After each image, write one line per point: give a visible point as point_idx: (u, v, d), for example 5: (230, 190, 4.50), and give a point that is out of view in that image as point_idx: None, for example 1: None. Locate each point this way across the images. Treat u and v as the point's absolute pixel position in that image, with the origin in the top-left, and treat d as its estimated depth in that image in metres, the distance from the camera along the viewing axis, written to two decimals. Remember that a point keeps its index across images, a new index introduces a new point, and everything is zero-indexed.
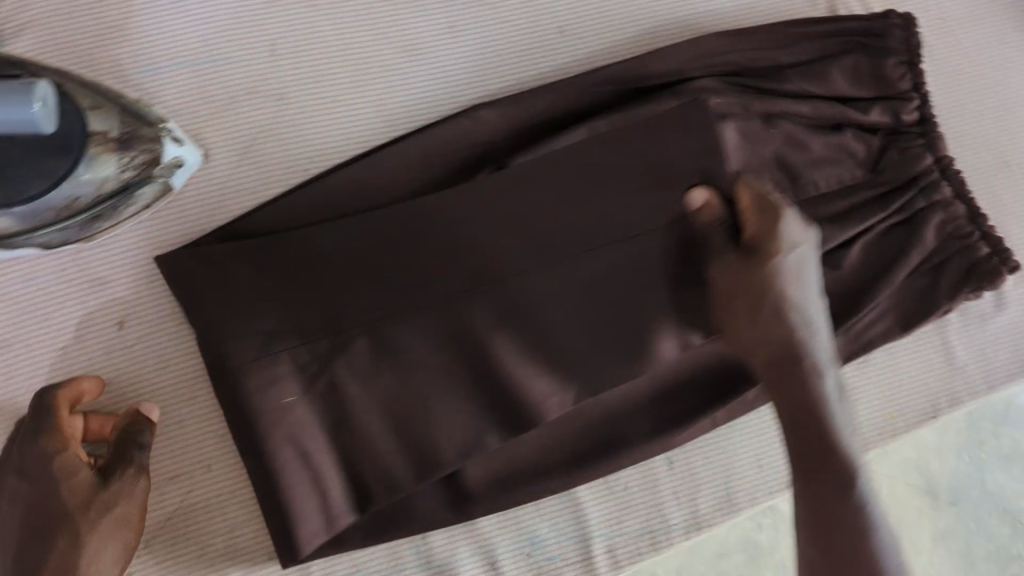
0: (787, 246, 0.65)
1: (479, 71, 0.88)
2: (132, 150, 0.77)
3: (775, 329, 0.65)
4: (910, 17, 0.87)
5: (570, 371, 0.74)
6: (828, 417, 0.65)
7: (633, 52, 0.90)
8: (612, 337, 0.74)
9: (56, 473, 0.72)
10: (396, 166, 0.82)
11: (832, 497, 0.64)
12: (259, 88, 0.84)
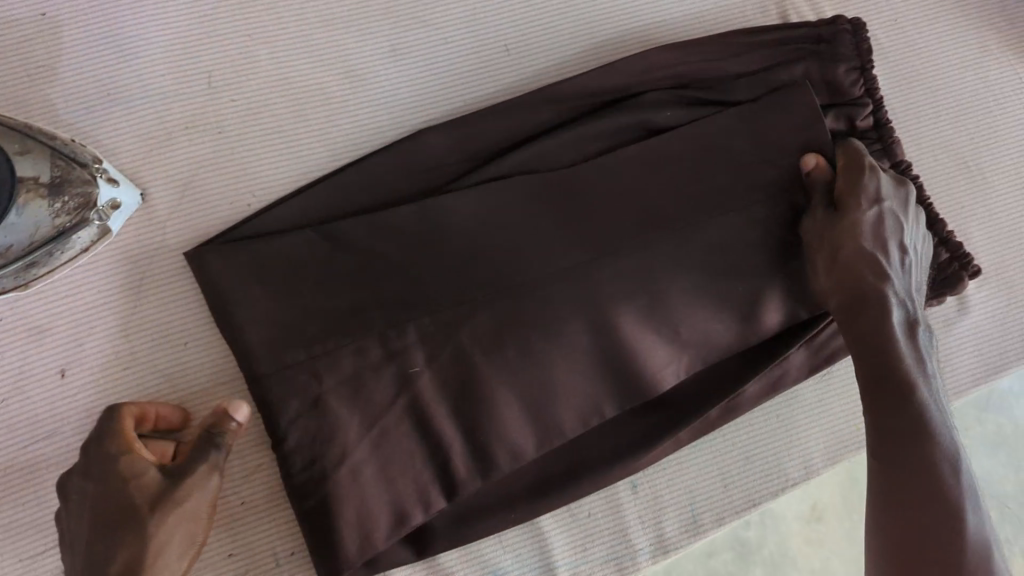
0: (875, 198, 0.74)
1: (425, 95, 0.86)
2: (64, 196, 0.75)
3: (854, 267, 0.71)
4: (860, 22, 0.85)
5: (600, 365, 0.75)
6: (896, 342, 0.66)
7: (579, 67, 0.89)
8: (644, 324, 0.74)
9: (122, 472, 0.66)
10: (380, 179, 0.81)
11: (910, 417, 0.63)
12: (197, 123, 0.82)
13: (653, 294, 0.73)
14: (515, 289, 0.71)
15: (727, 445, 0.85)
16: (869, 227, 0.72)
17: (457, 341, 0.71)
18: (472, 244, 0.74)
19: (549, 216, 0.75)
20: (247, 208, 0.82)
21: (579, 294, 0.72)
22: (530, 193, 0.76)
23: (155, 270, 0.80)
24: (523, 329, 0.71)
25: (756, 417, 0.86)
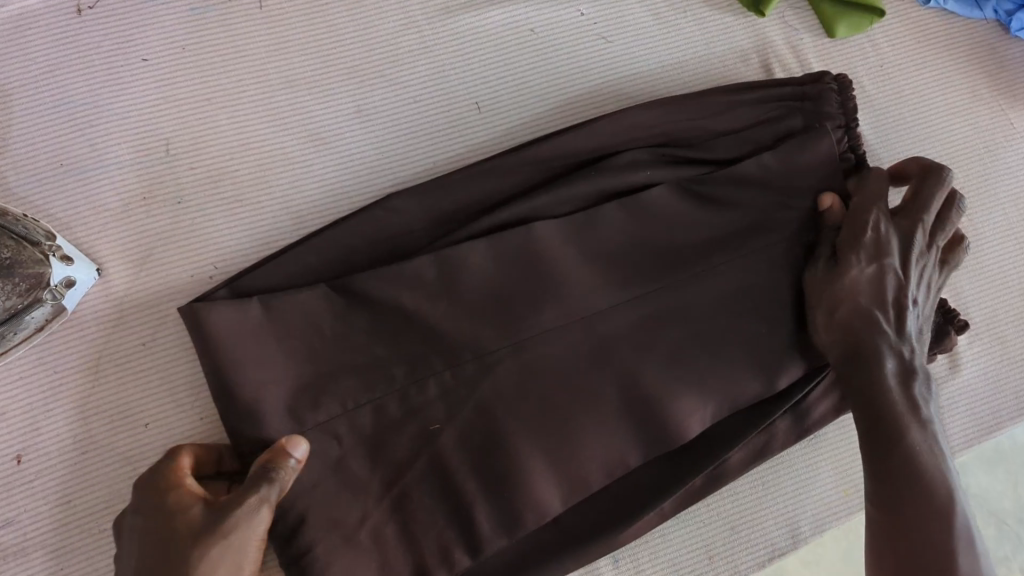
0: (883, 240, 0.74)
1: (394, 157, 0.83)
2: (16, 277, 0.72)
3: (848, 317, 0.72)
4: (845, 79, 0.82)
5: (616, 423, 0.72)
6: (885, 394, 0.67)
7: (554, 124, 0.86)
8: (665, 377, 0.73)
9: (166, 512, 0.56)
10: (365, 238, 0.74)
11: (897, 459, 0.64)
12: (154, 194, 0.79)
13: (679, 339, 0.73)
14: (538, 339, 0.70)
15: (711, 516, 0.83)
16: (870, 275, 0.73)
17: (481, 393, 0.69)
18: (494, 293, 0.71)
19: (577, 260, 0.73)
20: (209, 280, 0.78)
21: (599, 342, 0.72)
22: (557, 240, 0.73)
23: (109, 348, 0.76)
24: (549, 375, 0.70)
25: (740, 485, 0.84)
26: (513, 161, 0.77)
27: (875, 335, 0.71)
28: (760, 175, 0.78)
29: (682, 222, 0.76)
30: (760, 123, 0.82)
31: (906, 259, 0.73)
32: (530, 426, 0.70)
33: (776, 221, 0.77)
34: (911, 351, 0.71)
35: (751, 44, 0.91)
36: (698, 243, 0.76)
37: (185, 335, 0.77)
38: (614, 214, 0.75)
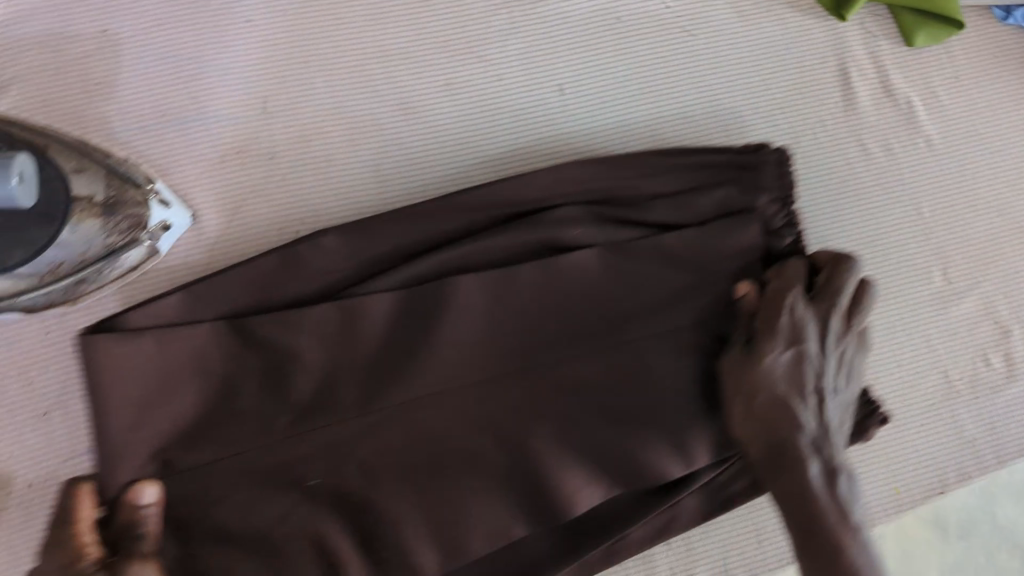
0: (772, 334, 0.70)
1: (474, 133, 0.86)
2: (117, 216, 0.75)
3: (772, 411, 0.68)
4: (785, 151, 0.79)
5: (514, 494, 0.69)
6: (833, 495, 0.66)
7: (633, 110, 0.89)
8: (569, 459, 0.70)
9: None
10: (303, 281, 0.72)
11: (830, 554, 0.63)
12: (249, 148, 0.82)
13: (588, 417, 0.70)
14: (419, 400, 0.69)
15: (758, 503, 0.85)
16: (789, 362, 0.69)
17: (359, 455, 0.68)
18: (406, 351, 0.70)
19: (481, 317, 0.71)
20: (295, 233, 0.82)
21: (478, 412, 0.69)
22: (474, 304, 0.71)
23: None
24: (434, 437, 0.68)
25: None
26: (481, 199, 0.76)
27: (790, 431, 0.67)
28: (684, 253, 0.75)
29: (586, 292, 0.73)
30: (694, 190, 0.78)
31: (818, 345, 0.70)
32: (363, 481, 0.68)
33: (533, 297, 0.73)
34: (823, 444, 0.68)
35: (829, 47, 0.93)
36: (603, 314, 0.73)
37: None
38: (531, 274, 0.73)
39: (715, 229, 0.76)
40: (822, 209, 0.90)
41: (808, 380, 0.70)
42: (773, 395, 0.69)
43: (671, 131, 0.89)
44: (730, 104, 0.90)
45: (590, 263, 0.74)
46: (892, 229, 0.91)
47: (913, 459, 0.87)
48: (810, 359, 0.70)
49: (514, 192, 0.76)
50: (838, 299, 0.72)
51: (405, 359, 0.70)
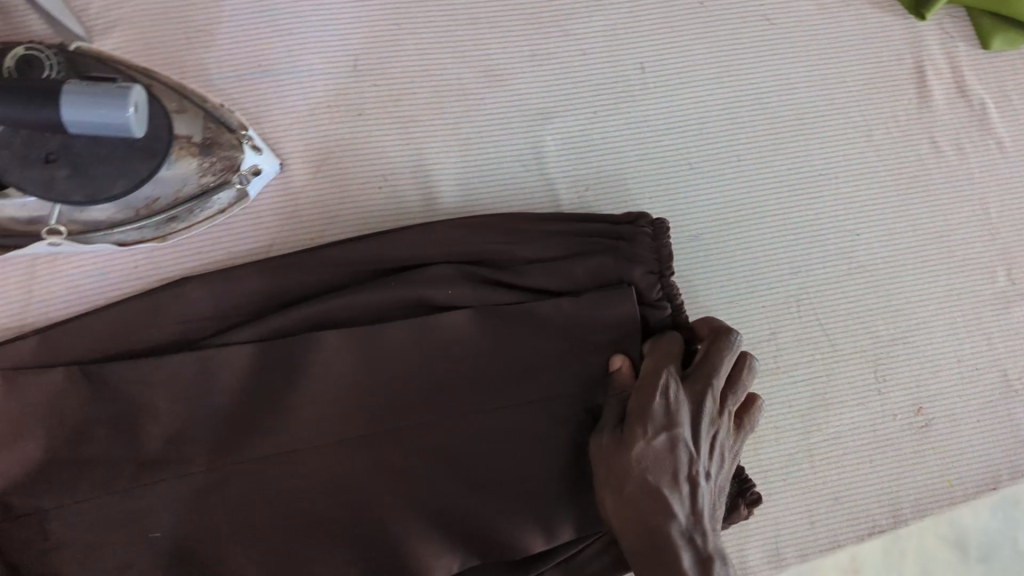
0: (651, 417, 0.72)
1: (555, 105, 0.88)
2: (212, 157, 0.78)
3: (637, 495, 0.70)
4: (662, 223, 0.83)
5: (382, 535, 0.79)
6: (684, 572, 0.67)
7: (711, 92, 0.90)
8: (432, 504, 0.79)
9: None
10: (138, 317, 0.80)
11: None
12: (339, 102, 0.84)
13: (461, 476, 0.80)
14: (273, 455, 0.79)
15: (815, 485, 0.87)
16: (655, 448, 0.71)
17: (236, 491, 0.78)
18: (255, 401, 0.80)
19: (345, 368, 0.81)
20: (378, 189, 0.84)
21: (344, 465, 0.79)
22: (348, 359, 0.81)
23: (282, 238, 0.83)
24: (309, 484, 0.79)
25: (848, 460, 0.87)
26: (376, 249, 0.83)
27: (662, 516, 0.68)
28: (557, 322, 0.82)
29: (455, 354, 0.81)
30: (572, 256, 0.83)
31: (691, 426, 0.73)
32: (282, 525, 0.78)
33: (405, 361, 0.81)
34: (702, 529, 0.69)
35: (906, 44, 0.94)
36: (430, 388, 0.81)
37: (350, 234, 0.84)
38: (403, 332, 0.81)
39: (590, 303, 0.81)
40: (890, 203, 0.91)
41: (681, 466, 0.71)
42: (644, 471, 0.70)
43: (747, 117, 0.90)
44: (806, 94, 0.92)
45: (460, 326, 0.81)
46: (960, 227, 0.92)
47: (969, 454, 0.89)
48: (686, 445, 0.72)
49: (394, 253, 0.83)
50: (710, 382, 0.75)
51: (362, 415, 0.80)
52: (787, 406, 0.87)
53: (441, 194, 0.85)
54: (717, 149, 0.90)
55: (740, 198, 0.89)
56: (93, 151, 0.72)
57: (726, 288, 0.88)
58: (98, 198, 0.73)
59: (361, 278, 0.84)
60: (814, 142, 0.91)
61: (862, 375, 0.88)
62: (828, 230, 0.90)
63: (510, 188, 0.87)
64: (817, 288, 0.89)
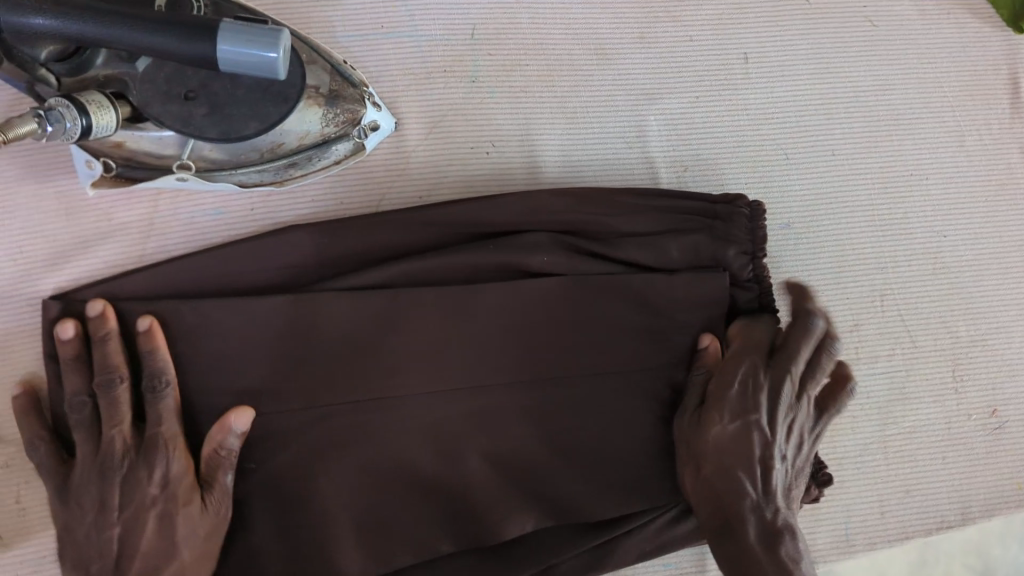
0: (724, 405, 0.75)
1: (659, 87, 0.91)
2: (337, 109, 0.80)
3: (713, 477, 0.73)
4: (760, 206, 0.83)
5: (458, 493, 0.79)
6: (759, 547, 0.70)
7: (812, 87, 0.93)
8: (507, 466, 0.80)
9: (101, 459, 0.71)
10: (245, 257, 0.80)
11: None
12: (455, 69, 0.88)
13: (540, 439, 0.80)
14: (355, 402, 0.77)
15: (889, 477, 0.89)
16: (728, 432, 0.74)
17: (314, 439, 0.76)
18: (351, 350, 0.77)
19: (439, 326, 0.78)
20: (486, 154, 0.88)
21: (428, 423, 0.78)
22: (441, 317, 0.78)
23: (392, 193, 0.86)
24: (390, 440, 0.77)
25: (921, 455, 0.89)
26: (488, 206, 0.83)
27: (736, 495, 0.72)
28: (646, 298, 0.82)
29: (549, 316, 0.80)
30: (667, 232, 0.84)
31: (766, 407, 0.74)
32: (362, 478, 0.77)
33: (499, 323, 0.79)
34: (776, 508, 0.72)
35: (1003, 56, 0.96)
36: (523, 351, 0.80)
37: (456, 195, 0.87)
38: (496, 295, 0.79)
39: (681, 280, 0.81)
40: (978, 209, 0.94)
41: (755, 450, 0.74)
42: (717, 454, 0.74)
43: (843, 112, 0.93)
44: (903, 95, 0.94)
45: (557, 292, 0.80)
46: None
47: None
48: (761, 429, 0.74)
49: (496, 214, 0.83)
50: (790, 366, 0.75)
51: (451, 372, 0.78)
52: (866, 397, 0.89)
53: (544, 164, 0.89)
54: (812, 142, 0.92)
55: (832, 191, 0.92)
56: (230, 92, 0.74)
57: (814, 278, 0.90)
58: (231, 137, 0.75)
59: (463, 239, 0.84)
60: (906, 142, 0.94)
61: (941, 373, 0.91)
62: (917, 230, 0.92)
63: (612, 163, 0.90)
64: (905, 287, 0.91)
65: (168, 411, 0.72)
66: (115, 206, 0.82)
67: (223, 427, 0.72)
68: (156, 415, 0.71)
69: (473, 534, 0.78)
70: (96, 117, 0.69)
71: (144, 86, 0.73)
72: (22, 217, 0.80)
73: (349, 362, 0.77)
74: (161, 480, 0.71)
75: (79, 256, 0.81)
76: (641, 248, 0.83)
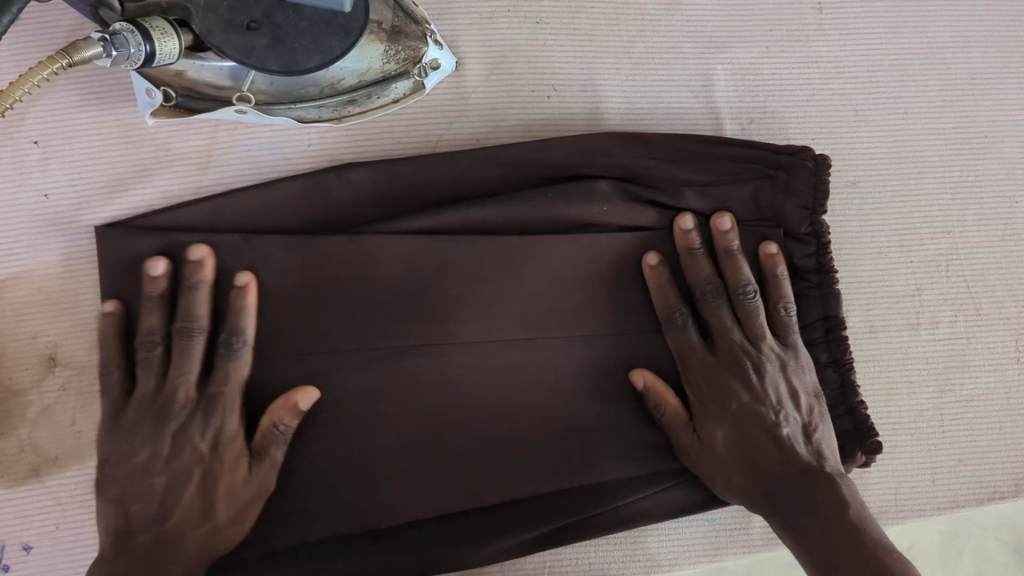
0: (732, 341, 0.77)
1: (728, 35, 0.88)
2: (399, 46, 0.78)
3: (732, 409, 0.75)
4: (823, 158, 0.80)
5: (497, 438, 0.78)
6: (786, 462, 0.73)
7: (885, 41, 0.90)
8: (547, 416, 0.79)
9: (159, 406, 0.71)
10: (299, 192, 0.79)
11: (796, 502, 0.71)
12: (519, 9, 0.86)
13: (580, 388, 0.79)
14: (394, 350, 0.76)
15: (945, 446, 0.87)
16: (729, 431, 0.75)
17: (356, 382, 0.76)
18: (404, 295, 0.77)
19: (484, 274, 0.78)
20: (547, 98, 0.86)
21: (474, 374, 0.77)
22: (488, 262, 0.78)
23: (450, 134, 0.85)
24: (439, 386, 0.77)
25: (978, 424, 0.87)
26: (546, 150, 0.81)
27: (754, 424, 0.75)
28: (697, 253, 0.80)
29: (594, 264, 0.80)
30: (727, 181, 0.82)
31: (752, 388, 0.75)
32: (404, 423, 0.77)
33: (547, 271, 0.79)
34: (794, 430, 0.75)
35: None
36: (576, 303, 0.79)
37: (513, 138, 0.85)
38: (548, 244, 0.79)
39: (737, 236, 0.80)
40: None
41: (766, 384, 0.76)
42: (728, 390, 0.76)
43: (919, 69, 0.90)
44: (984, 54, 0.91)
45: (615, 243, 0.80)
46: None
47: None
48: (769, 363, 0.76)
49: (554, 158, 0.81)
50: (778, 300, 0.78)
51: (495, 319, 0.78)
52: (925, 363, 0.87)
53: (606, 110, 0.86)
54: (883, 98, 0.89)
55: (903, 150, 0.89)
56: (294, 24, 0.72)
57: (878, 239, 0.88)
58: (291, 70, 0.73)
59: (520, 182, 0.82)
60: (983, 102, 0.91)
61: (1004, 342, 0.88)
62: (989, 192, 0.90)
63: (675, 112, 0.87)
64: (972, 254, 0.89)
65: (237, 377, 0.72)
66: (173, 136, 0.81)
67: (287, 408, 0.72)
68: (181, 359, 0.71)
69: (514, 477, 0.78)
70: (160, 43, 0.68)
71: (207, 15, 0.70)
72: (83, 142, 0.80)
73: (389, 303, 0.77)
74: (214, 437, 0.71)
75: (135, 183, 0.80)
76: (700, 194, 0.82)
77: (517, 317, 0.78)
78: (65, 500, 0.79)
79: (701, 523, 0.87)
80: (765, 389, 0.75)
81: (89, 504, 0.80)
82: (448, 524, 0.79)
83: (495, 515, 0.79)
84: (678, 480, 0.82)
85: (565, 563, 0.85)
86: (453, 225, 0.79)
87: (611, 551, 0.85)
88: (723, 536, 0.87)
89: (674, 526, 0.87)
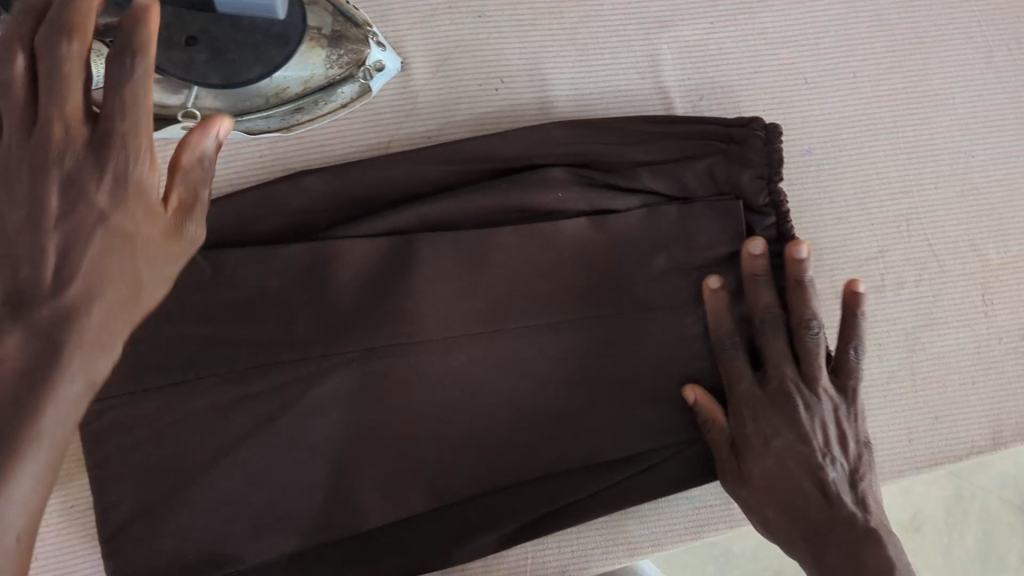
0: (790, 377, 0.76)
1: (671, 15, 0.89)
2: (341, 50, 0.77)
3: (777, 446, 0.74)
4: (774, 126, 0.79)
5: (470, 434, 0.78)
6: (825, 506, 0.72)
7: (827, 8, 0.91)
8: (517, 409, 0.79)
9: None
10: (253, 203, 0.79)
11: (832, 552, 0.69)
12: (460, 5, 0.86)
13: (549, 378, 0.79)
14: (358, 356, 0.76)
15: (919, 404, 0.87)
16: (771, 469, 0.74)
17: (321, 391, 0.76)
18: (365, 298, 0.77)
19: (443, 272, 0.78)
20: (495, 91, 0.86)
21: (441, 372, 0.77)
22: (446, 259, 0.78)
23: (401, 134, 0.85)
24: (405, 388, 0.77)
25: (951, 380, 0.87)
26: (497, 143, 0.81)
27: (796, 463, 0.73)
28: (657, 233, 0.81)
29: (553, 252, 0.79)
30: (682, 159, 0.82)
31: (800, 426, 0.74)
32: (374, 426, 0.77)
33: (507, 263, 0.79)
34: (839, 476, 0.74)
35: None
36: (539, 292, 0.79)
37: (465, 134, 0.85)
38: (506, 236, 0.79)
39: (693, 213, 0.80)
40: (1008, 125, 0.91)
41: (812, 423, 0.74)
42: (774, 425, 0.75)
43: (864, 32, 0.91)
44: (927, 13, 0.92)
45: (572, 230, 0.80)
46: None
47: None
48: (818, 402, 0.75)
49: (505, 150, 0.82)
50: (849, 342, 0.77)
51: (458, 315, 0.78)
52: (893, 324, 0.87)
53: (555, 98, 0.86)
54: (831, 64, 0.90)
55: (856, 112, 0.89)
56: (231, 36, 0.72)
57: (837, 204, 0.88)
58: (233, 82, 0.73)
59: (474, 177, 0.82)
60: (931, 60, 0.91)
61: (970, 297, 0.89)
62: (945, 149, 0.90)
63: (625, 95, 0.88)
64: (931, 211, 0.89)
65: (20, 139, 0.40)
66: None
67: (204, 129, 0.44)
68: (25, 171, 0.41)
69: (488, 472, 0.78)
70: None
71: None
72: None
73: (351, 308, 0.77)
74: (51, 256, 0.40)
75: None
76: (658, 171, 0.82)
77: (480, 311, 0.78)
78: (40, 530, 0.79)
79: (681, 502, 0.87)
80: (813, 429, 0.74)
81: (64, 531, 0.79)
82: (426, 524, 0.79)
83: (473, 511, 0.79)
84: (656, 463, 0.81)
85: (547, 553, 0.85)
86: (409, 225, 0.79)
87: (593, 537, 0.85)
88: (704, 515, 0.87)
89: (653, 508, 0.87)
